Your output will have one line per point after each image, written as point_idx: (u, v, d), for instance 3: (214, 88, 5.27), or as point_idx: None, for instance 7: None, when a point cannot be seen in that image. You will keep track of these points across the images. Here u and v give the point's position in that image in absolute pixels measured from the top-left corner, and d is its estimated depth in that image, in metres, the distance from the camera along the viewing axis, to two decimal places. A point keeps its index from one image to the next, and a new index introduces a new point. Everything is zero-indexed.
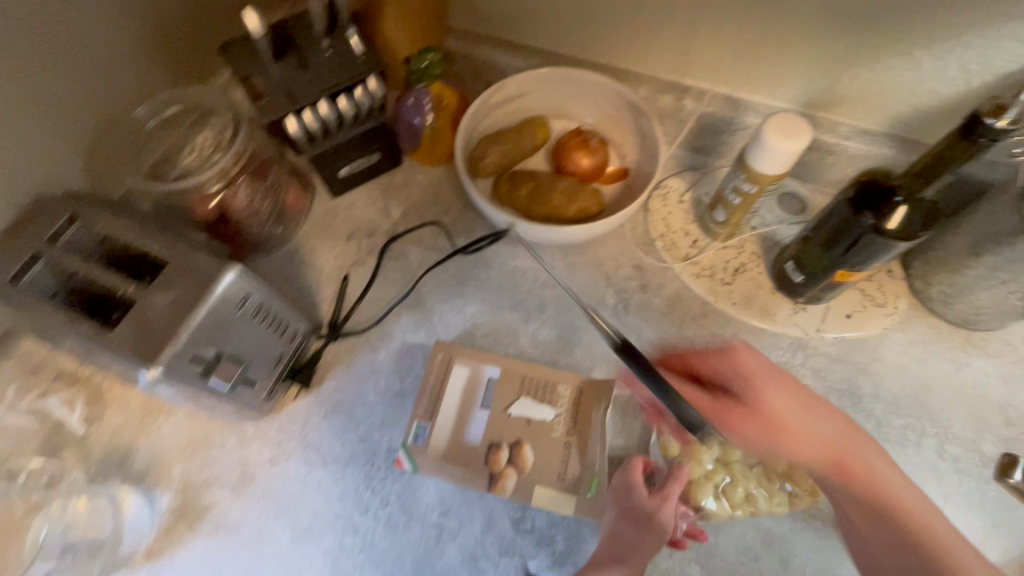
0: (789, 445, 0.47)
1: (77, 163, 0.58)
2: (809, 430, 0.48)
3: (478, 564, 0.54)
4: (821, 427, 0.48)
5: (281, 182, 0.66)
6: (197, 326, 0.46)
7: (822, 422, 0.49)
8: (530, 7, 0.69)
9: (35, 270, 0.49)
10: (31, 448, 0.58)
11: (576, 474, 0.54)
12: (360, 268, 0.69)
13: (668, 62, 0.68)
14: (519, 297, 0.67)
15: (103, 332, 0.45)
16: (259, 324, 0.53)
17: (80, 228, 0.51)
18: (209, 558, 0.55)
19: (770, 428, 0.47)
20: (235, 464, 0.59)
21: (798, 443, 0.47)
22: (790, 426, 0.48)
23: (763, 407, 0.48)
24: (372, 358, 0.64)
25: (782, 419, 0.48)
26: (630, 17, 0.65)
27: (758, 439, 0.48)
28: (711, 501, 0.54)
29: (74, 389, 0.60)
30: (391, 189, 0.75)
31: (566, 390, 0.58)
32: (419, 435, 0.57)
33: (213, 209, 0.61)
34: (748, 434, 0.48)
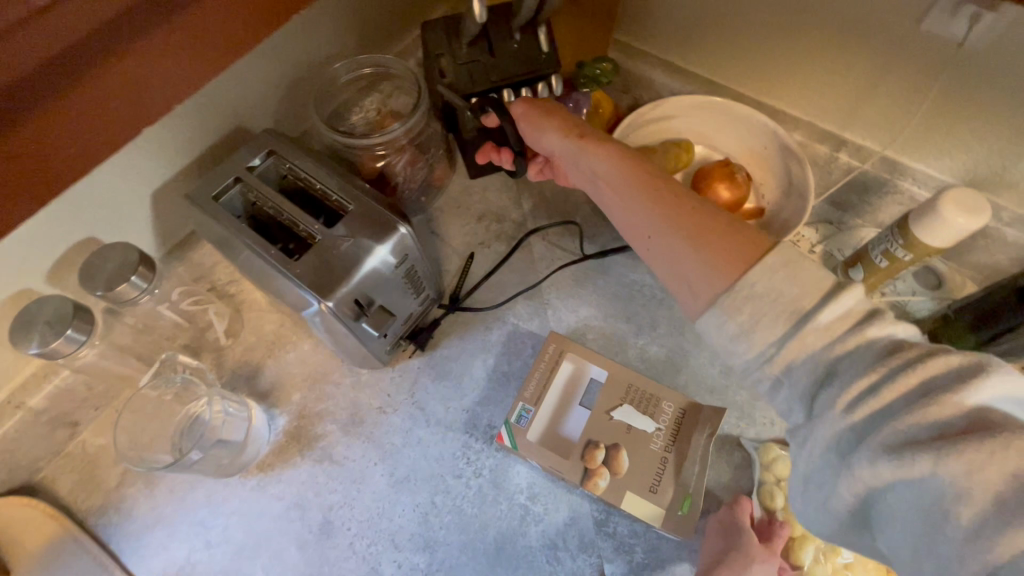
0: (691, 248, 0.42)
1: (271, 102, 0.63)
2: (690, 227, 0.43)
3: (556, 553, 0.56)
4: (714, 221, 0.42)
5: (436, 157, 0.71)
6: (364, 270, 0.51)
7: (716, 228, 0.42)
8: (706, 34, 0.70)
9: (234, 190, 0.56)
10: (177, 345, 0.64)
11: (669, 490, 0.55)
12: (485, 249, 0.72)
13: (833, 113, 0.68)
14: (633, 309, 0.68)
15: (288, 262, 0.50)
16: (406, 280, 0.57)
17: (276, 163, 0.58)
18: (313, 484, 0.59)
19: (647, 207, 0.47)
20: (347, 404, 0.63)
21: (690, 241, 0.42)
22: (686, 211, 0.44)
23: (680, 218, 0.44)
24: (485, 336, 0.67)
25: (688, 228, 0.43)
26: (808, 64, 0.65)
27: (659, 211, 0.46)
28: (811, 559, 0.57)
29: (218, 302, 0.66)
30: (525, 179, 0.77)
31: (669, 407, 0.59)
32: (523, 417, 0.59)
33: (376, 169, 0.65)
34: (642, 185, 0.48)
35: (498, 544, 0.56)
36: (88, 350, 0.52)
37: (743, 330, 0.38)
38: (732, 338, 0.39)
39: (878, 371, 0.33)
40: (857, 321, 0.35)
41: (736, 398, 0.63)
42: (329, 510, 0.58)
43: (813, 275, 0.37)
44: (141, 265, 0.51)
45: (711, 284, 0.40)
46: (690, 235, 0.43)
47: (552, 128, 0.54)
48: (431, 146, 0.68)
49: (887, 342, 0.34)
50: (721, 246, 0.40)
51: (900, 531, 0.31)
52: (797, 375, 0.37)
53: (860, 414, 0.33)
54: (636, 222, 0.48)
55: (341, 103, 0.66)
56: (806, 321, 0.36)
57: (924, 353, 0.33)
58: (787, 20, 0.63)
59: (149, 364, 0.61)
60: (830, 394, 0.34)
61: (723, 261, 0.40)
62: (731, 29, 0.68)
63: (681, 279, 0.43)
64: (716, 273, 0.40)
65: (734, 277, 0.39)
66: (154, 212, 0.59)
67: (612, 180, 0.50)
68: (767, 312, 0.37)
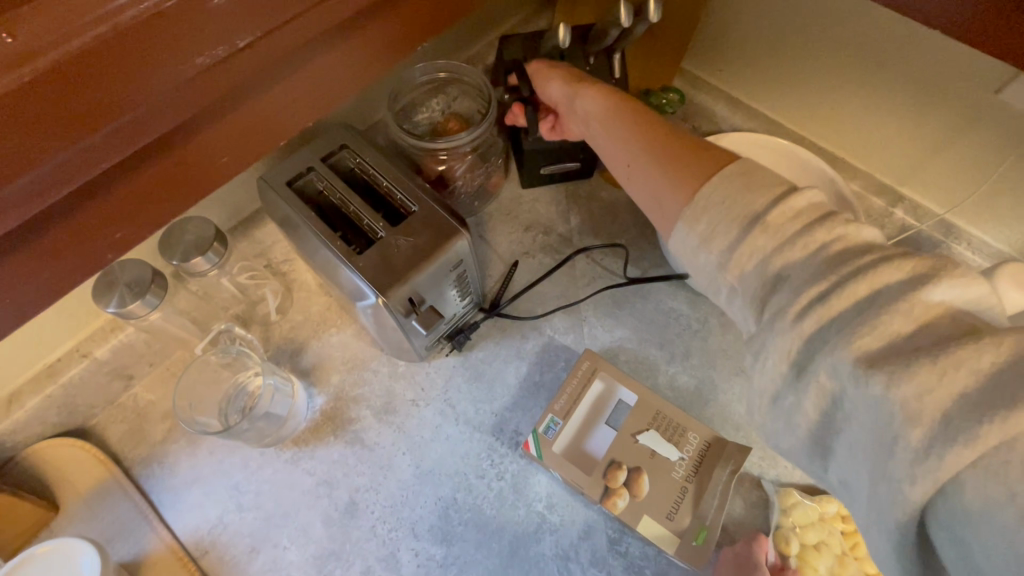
0: (662, 171, 0.44)
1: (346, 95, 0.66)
2: (666, 154, 0.44)
3: (568, 564, 0.57)
4: (689, 150, 0.44)
5: (494, 165, 0.73)
6: (421, 271, 0.53)
7: (687, 153, 0.43)
8: (777, 78, 0.71)
9: (306, 177, 0.59)
10: (229, 315, 0.67)
11: (686, 521, 0.57)
12: (529, 259, 0.74)
13: (897, 168, 0.68)
14: (668, 337, 0.69)
15: (352, 255, 0.53)
16: (456, 282, 0.59)
17: (347, 156, 0.60)
18: (342, 464, 0.62)
19: (628, 140, 0.48)
20: (382, 392, 0.65)
21: (662, 166, 0.44)
22: (664, 140, 0.46)
23: (653, 147, 0.46)
24: (520, 344, 0.69)
25: (663, 155, 0.44)
26: (880, 118, 0.65)
27: (639, 141, 0.47)
28: None
29: (271, 278, 0.69)
30: (575, 195, 0.78)
31: (695, 439, 0.60)
32: (550, 428, 0.61)
33: (436, 172, 0.68)
34: (629, 122, 0.49)
35: (513, 548, 0.58)
36: (156, 312, 0.56)
37: (702, 239, 0.39)
38: (694, 248, 0.39)
39: (830, 279, 0.32)
40: (812, 221, 0.35)
41: (760, 439, 0.64)
42: (355, 492, 0.61)
43: (767, 184, 0.37)
44: (215, 241, 0.54)
45: (674, 200, 0.42)
46: (662, 159, 0.44)
47: (554, 74, 0.56)
48: (492, 154, 0.71)
49: (847, 248, 0.33)
50: (690, 167, 0.42)
51: (858, 450, 0.31)
52: (749, 281, 0.36)
53: (811, 322, 0.32)
54: (620, 154, 0.49)
55: (412, 103, 0.69)
56: (758, 224, 0.36)
57: (879, 260, 0.32)
58: (865, 74, 0.63)
59: (203, 329, 0.64)
60: (783, 301, 0.34)
61: (684, 178, 0.42)
62: (804, 76, 0.68)
63: (653, 201, 0.45)
64: (678, 186, 0.42)
65: (692, 191, 0.40)
66: (227, 188, 0.62)
67: (597, 116, 0.51)
68: (720, 218, 0.38)
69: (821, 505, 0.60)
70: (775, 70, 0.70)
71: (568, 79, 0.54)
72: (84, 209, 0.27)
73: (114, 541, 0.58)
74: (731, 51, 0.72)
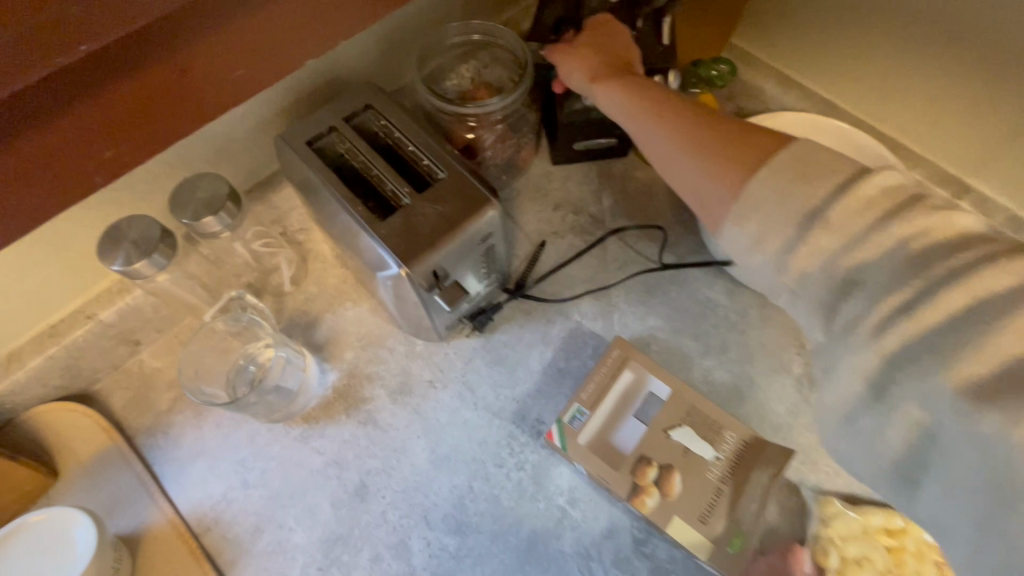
0: (697, 162, 0.40)
1: (373, 54, 0.62)
2: (701, 144, 0.40)
3: (589, 563, 0.54)
4: (727, 133, 0.39)
5: (526, 138, 0.68)
6: (449, 243, 0.49)
7: (722, 137, 0.39)
8: (837, 52, 0.65)
9: (328, 138, 0.55)
10: (241, 283, 0.64)
11: (720, 525, 0.53)
12: (558, 239, 0.70)
13: (961, 159, 0.63)
14: (704, 328, 0.65)
15: (375, 221, 0.49)
16: (482, 257, 0.55)
17: (372, 117, 0.56)
18: (354, 445, 0.59)
19: (658, 130, 0.43)
20: (398, 371, 0.62)
21: (698, 157, 0.40)
22: (697, 127, 0.41)
23: (682, 138, 0.41)
24: (545, 328, 0.64)
25: (698, 146, 0.40)
26: (954, 103, 0.60)
27: (671, 129, 0.42)
28: None
29: (286, 247, 0.65)
30: (609, 174, 0.74)
31: (732, 438, 0.56)
32: (576, 418, 0.57)
33: (464, 140, 0.64)
34: (658, 108, 0.44)
35: (531, 542, 0.55)
36: (164, 274, 0.53)
37: (755, 242, 0.36)
38: (748, 250, 0.36)
39: (912, 286, 0.30)
40: (894, 209, 0.31)
41: (801, 442, 0.59)
42: (366, 475, 0.57)
43: (827, 168, 0.33)
44: (229, 200, 0.50)
45: (717, 194, 0.38)
46: (696, 147, 0.40)
47: (583, 57, 0.50)
48: (524, 126, 0.66)
49: (938, 243, 0.30)
50: (733, 155, 0.38)
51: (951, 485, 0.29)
52: (812, 287, 0.34)
53: (891, 341, 0.30)
54: (650, 147, 0.44)
55: (441, 66, 0.64)
56: (817, 221, 0.33)
57: (979, 258, 0.29)
58: (943, 46, 0.58)
59: (213, 296, 0.61)
60: (858, 317, 0.32)
61: (726, 169, 0.38)
62: (870, 49, 0.63)
63: (696, 198, 0.40)
64: (721, 177, 0.38)
65: (739, 182, 0.37)
66: (244, 146, 0.58)
67: (622, 109, 0.46)
68: (773, 218, 0.34)
69: (865, 518, 0.55)
70: (841, 44, 0.65)
71: (600, 65, 0.49)
72: (22, 140, 0.24)
73: (114, 512, 0.56)
74: (788, 21, 0.67)
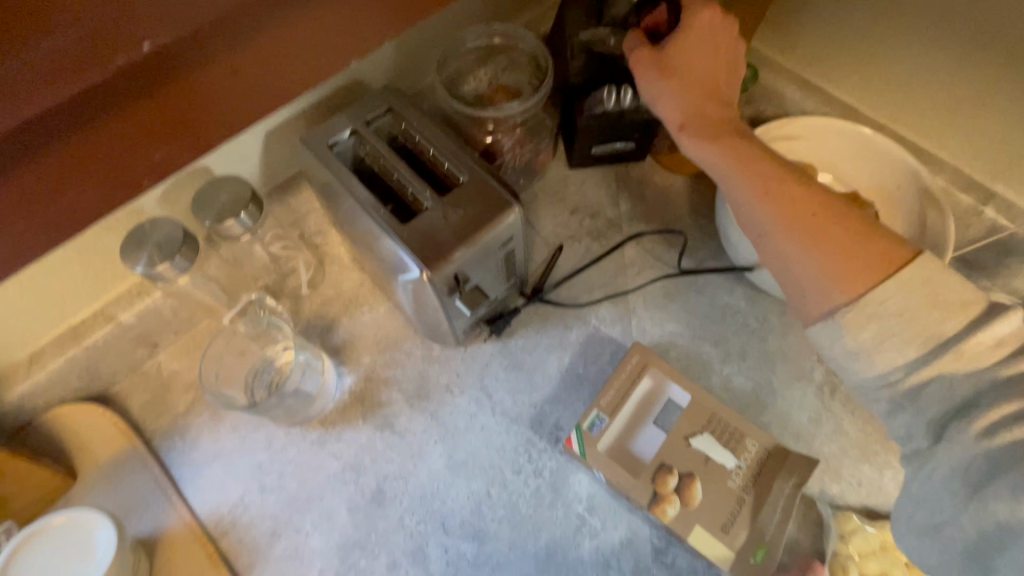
0: (808, 257, 0.37)
1: (393, 58, 0.62)
2: (811, 238, 0.37)
3: (608, 573, 0.53)
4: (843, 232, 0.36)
5: (544, 142, 0.68)
6: (470, 247, 0.49)
7: (839, 238, 0.36)
8: (858, 56, 0.65)
9: (348, 142, 0.55)
10: (259, 285, 0.64)
11: (741, 536, 0.52)
12: (575, 244, 0.69)
13: (985, 165, 0.63)
14: (723, 334, 0.64)
15: (396, 225, 0.49)
16: (502, 262, 0.55)
17: (392, 120, 0.56)
18: (370, 449, 0.58)
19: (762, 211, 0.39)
20: (415, 376, 0.62)
21: (812, 254, 0.36)
22: (805, 212, 0.37)
23: (792, 224, 0.37)
24: (563, 333, 0.64)
25: (805, 238, 0.37)
26: (977, 109, 0.60)
27: (780, 216, 0.38)
28: None
29: (304, 250, 0.65)
30: (627, 178, 0.73)
31: (753, 446, 0.55)
32: (595, 425, 0.56)
33: (482, 144, 0.63)
34: (762, 187, 0.39)
35: (550, 551, 0.54)
36: (185, 276, 0.53)
37: (864, 349, 0.35)
38: (849, 356, 0.36)
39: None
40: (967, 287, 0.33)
41: (822, 451, 0.58)
42: (383, 480, 0.57)
43: (955, 301, 0.33)
44: (251, 203, 0.50)
45: (829, 298, 0.36)
46: (811, 241, 0.37)
47: (675, 90, 0.43)
48: (542, 130, 0.66)
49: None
50: (848, 262, 0.35)
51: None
52: (924, 403, 0.34)
53: (999, 443, 0.30)
54: (749, 225, 0.41)
55: (460, 69, 0.64)
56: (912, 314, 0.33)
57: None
58: (968, 52, 0.57)
59: (232, 299, 0.61)
60: (967, 420, 0.32)
61: (842, 276, 0.35)
62: (892, 53, 0.62)
63: (792, 284, 0.39)
64: (834, 283, 0.36)
65: (857, 293, 0.35)
66: (264, 149, 0.58)
67: (719, 177, 0.42)
68: (896, 333, 0.34)
69: (886, 532, 0.54)
70: (863, 46, 0.64)
71: (692, 110, 0.43)
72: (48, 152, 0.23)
73: (131, 514, 0.55)
74: (809, 26, 0.66)
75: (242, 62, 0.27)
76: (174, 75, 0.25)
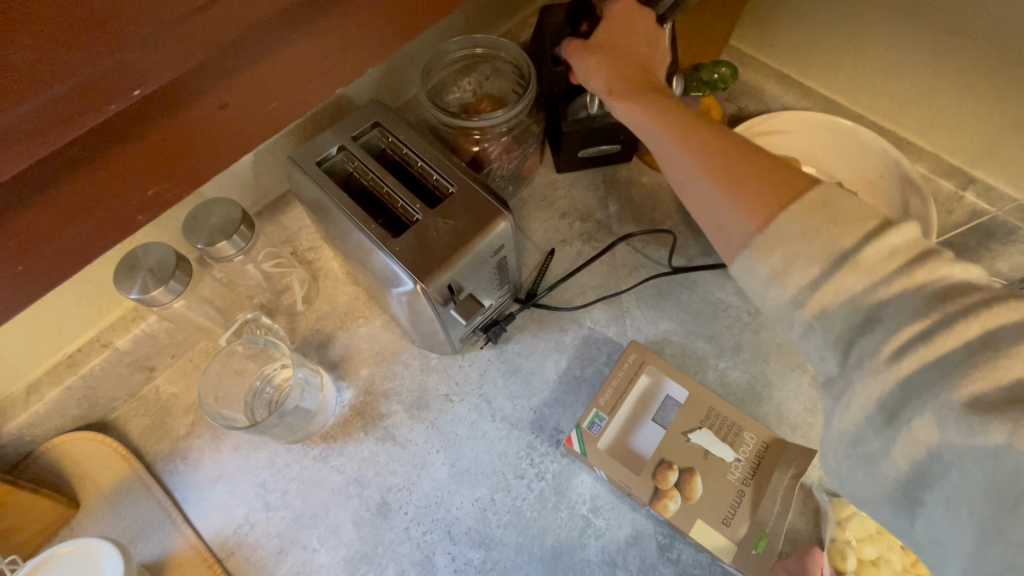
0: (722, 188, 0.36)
1: (376, 73, 0.62)
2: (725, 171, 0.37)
3: (615, 571, 0.54)
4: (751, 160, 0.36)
5: (531, 148, 0.69)
6: (462, 258, 0.50)
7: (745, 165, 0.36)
8: (832, 49, 0.66)
9: (336, 158, 0.55)
10: (255, 304, 0.64)
11: (743, 528, 0.52)
12: (566, 247, 0.70)
13: (964, 150, 0.64)
14: (716, 329, 0.65)
15: (388, 239, 0.49)
16: (494, 269, 0.55)
17: (379, 135, 0.57)
18: (373, 462, 0.59)
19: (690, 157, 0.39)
20: (414, 387, 0.62)
21: (720, 185, 0.36)
22: (720, 147, 0.38)
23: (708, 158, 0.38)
24: (559, 336, 0.65)
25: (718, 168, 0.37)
26: (955, 95, 0.61)
27: (696, 151, 0.38)
28: None
29: (298, 267, 0.65)
30: (614, 180, 0.74)
31: (751, 438, 0.56)
32: (595, 424, 0.57)
33: (470, 153, 0.64)
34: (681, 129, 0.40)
35: (556, 553, 0.55)
36: (179, 299, 0.53)
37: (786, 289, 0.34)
38: None
39: (929, 320, 0.29)
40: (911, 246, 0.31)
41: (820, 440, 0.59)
42: (387, 491, 0.57)
43: (851, 214, 0.32)
44: (242, 224, 0.51)
45: (738, 226, 0.35)
46: (724, 171, 0.37)
47: (598, 56, 0.47)
48: (529, 136, 0.67)
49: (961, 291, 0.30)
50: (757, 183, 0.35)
51: None
52: None
53: (908, 367, 0.29)
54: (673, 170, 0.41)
55: (444, 80, 0.65)
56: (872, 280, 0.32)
57: (990, 299, 0.29)
58: (939, 42, 0.58)
59: (227, 319, 0.61)
60: (870, 346, 0.31)
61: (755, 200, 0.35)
62: (863, 45, 0.64)
63: (709, 226, 0.38)
64: (748, 208, 0.35)
65: (767, 216, 0.34)
66: (253, 170, 0.59)
67: (639, 124, 0.43)
68: (802, 255, 0.32)
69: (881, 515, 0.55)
70: (839, 41, 0.65)
71: (615, 69, 0.46)
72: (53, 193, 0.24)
73: (136, 540, 0.55)
74: (783, 22, 0.68)
75: (237, 98, 0.28)
76: (167, 111, 0.26)
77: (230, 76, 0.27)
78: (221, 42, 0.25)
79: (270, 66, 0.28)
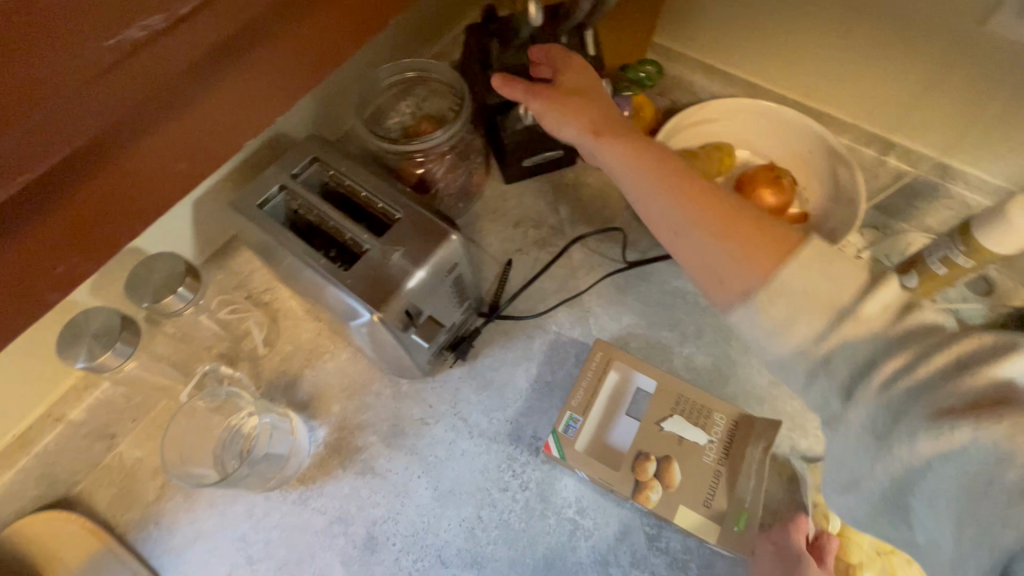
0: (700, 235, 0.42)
1: (311, 108, 0.62)
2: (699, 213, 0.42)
3: (607, 569, 0.54)
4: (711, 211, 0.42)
5: (475, 164, 0.70)
6: (415, 280, 0.50)
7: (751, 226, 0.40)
8: (748, 36, 0.69)
9: (279, 197, 0.55)
10: (213, 354, 0.63)
11: (724, 507, 0.54)
12: (524, 256, 0.71)
13: (888, 122, 0.67)
14: (676, 317, 0.67)
15: (339, 272, 0.49)
16: (451, 289, 0.55)
17: (319, 169, 0.57)
18: (355, 498, 0.58)
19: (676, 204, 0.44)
20: (388, 415, 0.61)
21: (726, 242, 0.40)
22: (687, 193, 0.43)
23: (789, 239, 0.39)
24: (526, 344, 0.65)
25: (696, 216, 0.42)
26: (873, 71, 0.64)
27: (684, 206, 0.43)
28: None
29: (255, 310, 0.64)
30: (562, 185, 0.75)
31: (721, 419, 0.57)
32: (570, 426, 0.58)
33: (415, 176, 0.64)
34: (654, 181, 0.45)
35: (548, 560, 0.55)
36: (131, 360, 0.51)
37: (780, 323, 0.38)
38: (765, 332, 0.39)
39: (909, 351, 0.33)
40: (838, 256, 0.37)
41: (787, 410, 0.61)
42: (373, 525, 0.57)
43: None
44: (187, 276, 0.50)
45: (750, 280, 0.39)
46: (722, 232, 0.41)
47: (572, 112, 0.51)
48: (472, 151, 0.67)
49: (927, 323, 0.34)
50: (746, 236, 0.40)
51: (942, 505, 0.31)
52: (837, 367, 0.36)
53: (891, 396, 0.33)
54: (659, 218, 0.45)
55: (380, 107, 0.65)
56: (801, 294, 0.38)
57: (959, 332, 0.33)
58: (842, 18, 0.62)
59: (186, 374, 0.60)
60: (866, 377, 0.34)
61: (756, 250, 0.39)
62: (774, 29, 0.67)
63: (702, 272, 0.42)
64: (756, 265, 0.39)
65: (769, 270, 0.38)
66: (195, 219, 0.58)
67: (635, 178, 0.46)
68: (801, 307, 0.37)
69: None
70: (754, 27, 0.68)
71: (599, 121, 0.50)
72: None
73: None
74: (699, 15, 0.71)
75: (139, 166, 0.28)
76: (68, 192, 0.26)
77: (126, 144, 0.27)
78: (112, 115, 0.25)
79: (189, 122, 0.29)
